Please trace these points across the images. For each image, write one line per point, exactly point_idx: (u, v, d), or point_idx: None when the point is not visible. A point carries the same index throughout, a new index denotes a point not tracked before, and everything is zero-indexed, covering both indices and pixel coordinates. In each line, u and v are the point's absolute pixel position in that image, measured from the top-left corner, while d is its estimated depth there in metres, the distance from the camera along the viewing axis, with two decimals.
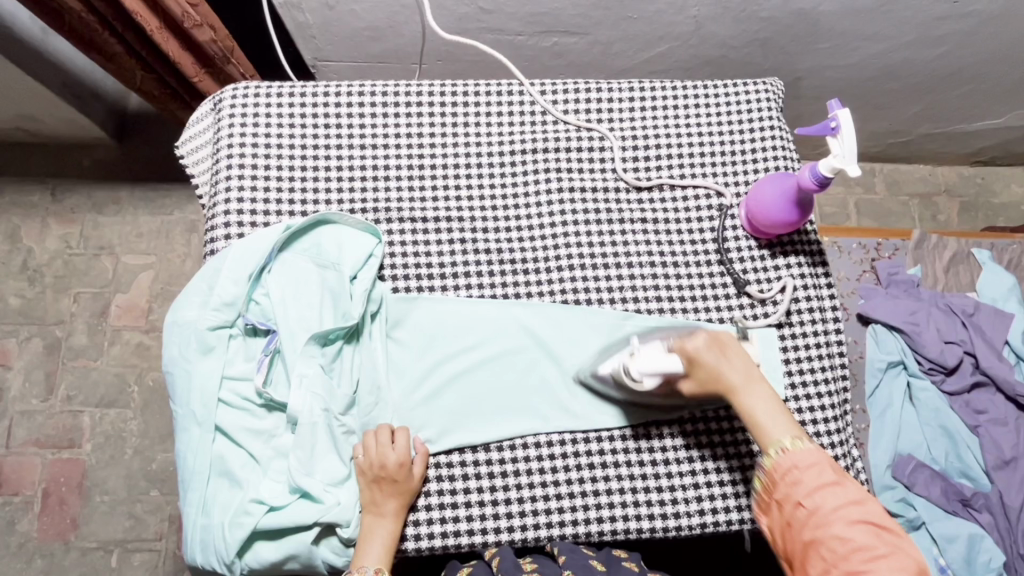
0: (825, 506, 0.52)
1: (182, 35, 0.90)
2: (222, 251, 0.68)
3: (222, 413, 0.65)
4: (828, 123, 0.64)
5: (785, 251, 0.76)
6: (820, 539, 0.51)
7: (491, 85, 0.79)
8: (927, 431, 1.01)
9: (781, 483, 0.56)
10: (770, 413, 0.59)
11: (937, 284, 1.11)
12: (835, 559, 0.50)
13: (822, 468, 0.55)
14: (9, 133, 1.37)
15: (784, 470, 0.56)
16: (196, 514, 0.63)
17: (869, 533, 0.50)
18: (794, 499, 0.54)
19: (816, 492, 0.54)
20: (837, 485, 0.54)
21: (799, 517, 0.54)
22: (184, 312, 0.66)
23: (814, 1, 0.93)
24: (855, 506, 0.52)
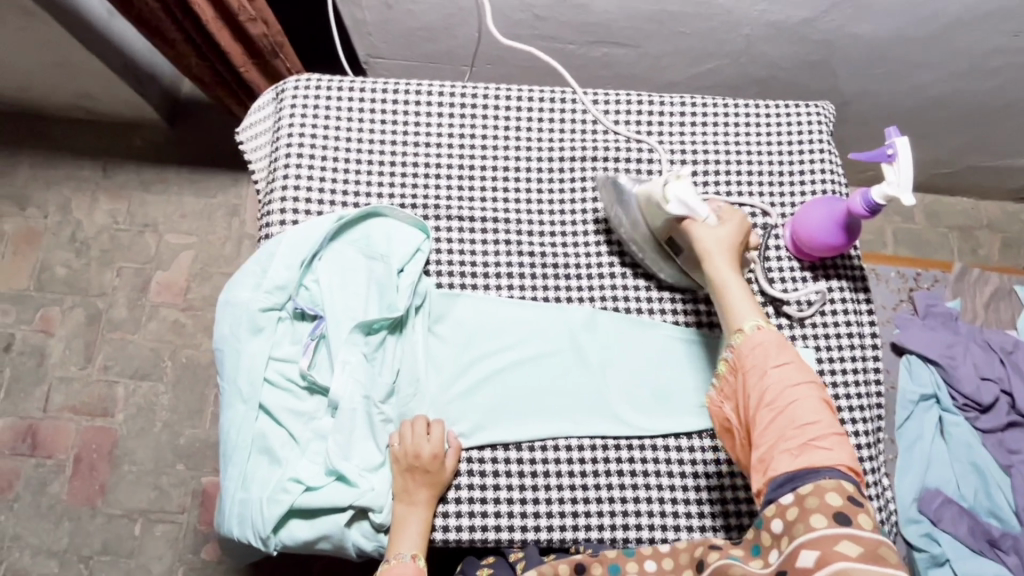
0: (786, 383, 0.57)
1: (237, 26, 0.94)
2: (276, 236, 0.71)
3: (267, 392, 0.67)
4: (885, 149, 0.64)
5: (827, 275, 0.76)
6: (781, 412, 0.56)
7: (545, 91, 0.80)
8: (957, 468, 0.99)
9: (748, 358, 0.59)
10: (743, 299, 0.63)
11: (975, 319, 1.10)
12: (793, 431, 0.55)
13: (783, 348, 0.59)
14: (68, 109, 1.42)
15: (751, 347, 0.60)
16: (236, 489, 0.65)
17: (823, 410, 0.56)
18: (757, 375, 0.58)
19: (780, 372, 0.58)
20: (795, 368, 0.58)
21: (760, 390, 0.58)
22: (238, 293, 0.69)
23: (869, 27, 0.93)
24: (812, 386, 0.57)
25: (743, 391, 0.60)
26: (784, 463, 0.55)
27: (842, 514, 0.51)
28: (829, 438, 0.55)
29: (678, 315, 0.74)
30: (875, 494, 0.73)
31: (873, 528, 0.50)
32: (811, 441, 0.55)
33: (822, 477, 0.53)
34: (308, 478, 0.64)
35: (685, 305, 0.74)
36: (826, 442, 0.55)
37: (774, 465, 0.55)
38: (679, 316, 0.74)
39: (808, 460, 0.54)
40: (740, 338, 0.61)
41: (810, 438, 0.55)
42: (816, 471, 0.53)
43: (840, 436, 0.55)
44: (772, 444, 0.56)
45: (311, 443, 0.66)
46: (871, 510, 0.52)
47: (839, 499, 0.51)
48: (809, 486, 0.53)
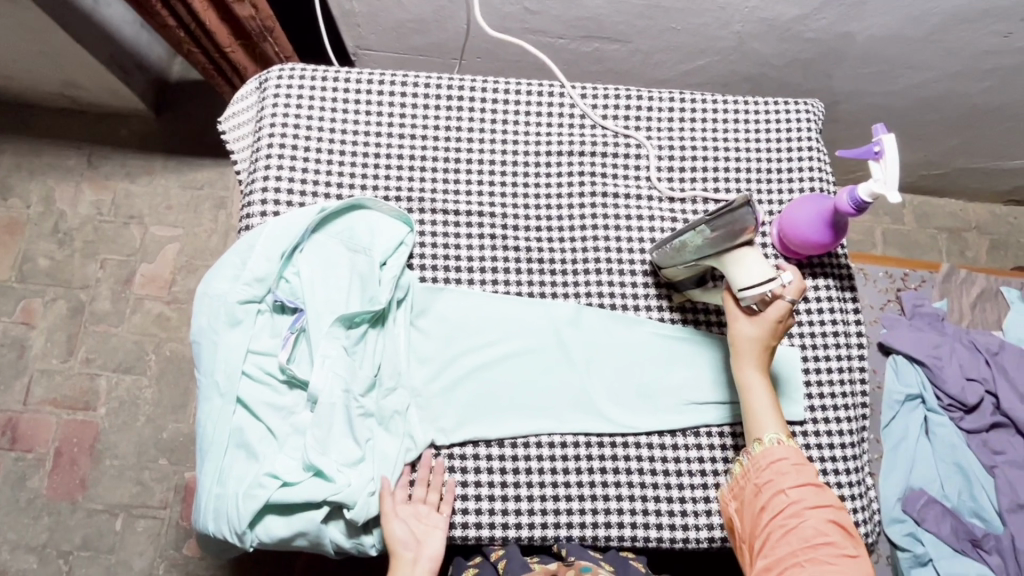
0: (799, 498, 0.56)
1: (224, 7, 0.92)
2: (256, 228, 0.70)
3: (244, 386, 0.66)
4: (871, 146, 0.63)
5: (814, 273, 0.76)
6: (791, 526, 0.55)
7: (532, 85, 0.79)
8: (941, 468, 0.99)
9: (761, 467, 0.60)
10: (766, 406, 0.62)
11: (962, 320, 1.10)
12: (802, 544, 0.54)
13: (802, 466, 0.59)
14: (51, 97, 1.40)
15: (766, 459, 0.60)
16: (211, 484, 0.64)
17: (837, 532, 0.54)
18: (769, 485, 0.58)
19: (795, 485, 0.57)
20: (811, 484, 0.57)
21: (771, 503, 0.57)
22: (216, 284, 0.67)
23: (860, 26, 0.93)
24: (829, 506, 0.56)
25: (757, 500, 0.59)
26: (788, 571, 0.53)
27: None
28: (839, 559, 0.52)
29: (664, 312, 0.74)
30: (859, 493, 0.72)
31: None
32: (821, 558, 0.52)
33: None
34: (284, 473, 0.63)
35: (670, 303, 0.74)
36: (836, 562, 0.52)
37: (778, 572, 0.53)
38: (664, 312, 0.74)
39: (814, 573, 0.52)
40: (757, 448, 0.61)
41: (819, 555, 0.53)
42: None
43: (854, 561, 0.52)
44: (779, 551, 0.54)
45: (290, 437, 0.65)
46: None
47: None
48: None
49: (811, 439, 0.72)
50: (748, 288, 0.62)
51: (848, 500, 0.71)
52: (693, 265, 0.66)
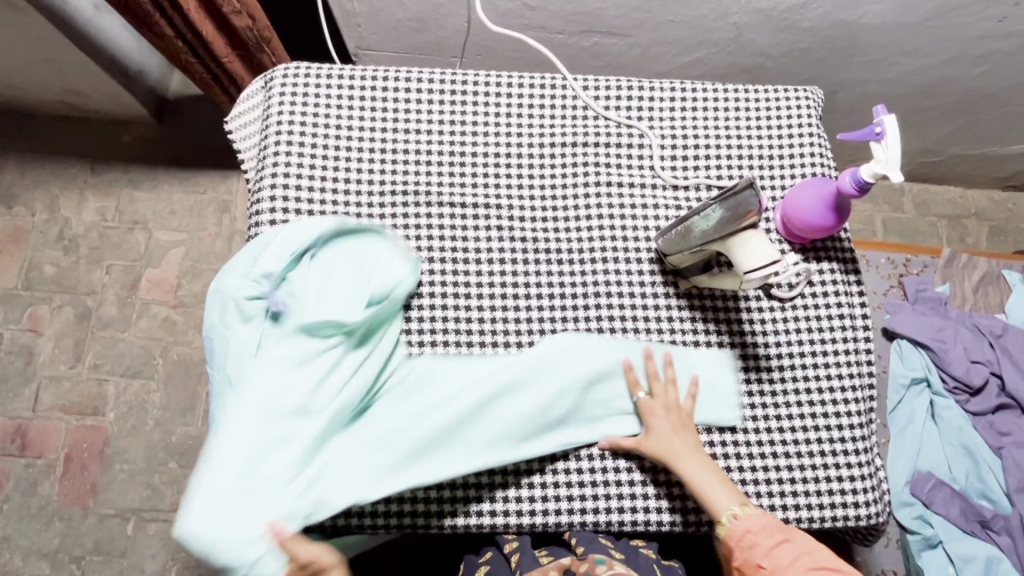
0: (784, 562, 0.61)
1: (220, 17, 0.93)
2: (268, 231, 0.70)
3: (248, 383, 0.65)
4: (872, 128, 0.64)
5: (818, 257, 0.76)
6: None
7: (534, 78, 0.80)
8: (948, 450, 1.00)
9: (740, 545, 0.63)
10: (714, 485, 0.66)
11: (965, 304, 1.11)
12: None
13: (771, 525, 0.64)
14: (53, 106, 1.41)
15: (741, 535, 0.63)
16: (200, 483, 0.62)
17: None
18: (756, 557, 0.62)
19: (772, 548, 0.62)
20: (786, 542, 0.62)
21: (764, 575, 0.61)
22: (229, 281, 0.68)
23: (856, 14, 0.94)
24: (810, 554, 0.62)
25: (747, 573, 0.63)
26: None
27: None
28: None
29: (670, 298, 0.75)
30: (869, 476, 0.72)
31: None
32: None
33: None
34: (276, 482, 0.61)
35: (676, 289, 0.75)
36: None
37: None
38: (671, 299, 0.75)
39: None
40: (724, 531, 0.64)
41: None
42: None
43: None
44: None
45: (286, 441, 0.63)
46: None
47: None
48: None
49: (820, 422, 0.73)
50: (754, 270, 0.62)
51: (859, 480, 0.72)
52: (699, 248, 0.66)
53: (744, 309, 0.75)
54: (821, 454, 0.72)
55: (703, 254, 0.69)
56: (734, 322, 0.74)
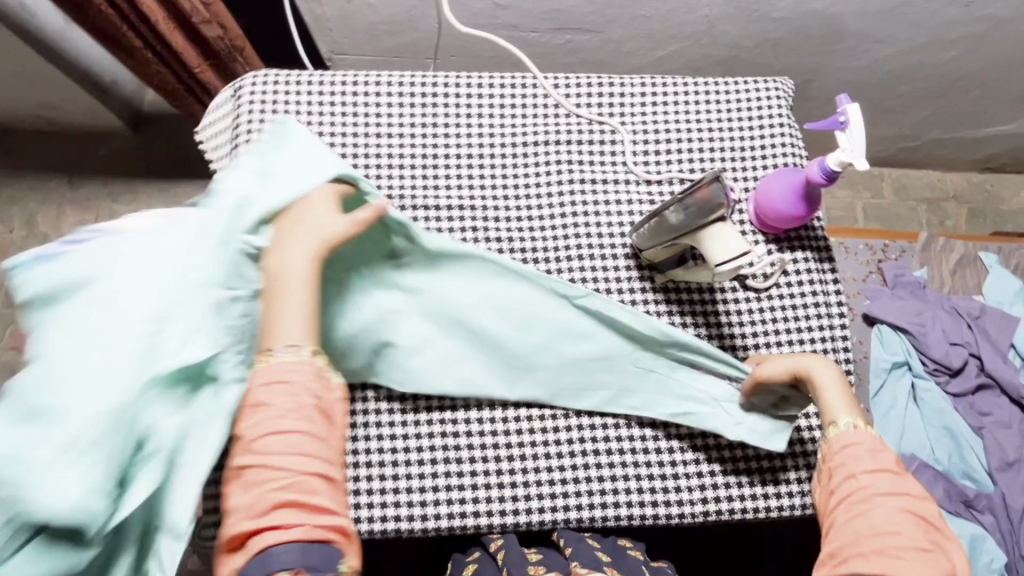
0: (875, 488, 0.54)
1: (191, 29, 0.94)
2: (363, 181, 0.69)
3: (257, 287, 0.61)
4: (837, 117, 0.64)
5: (791, 247, 0.77)
6: (856, 513, 0.53)
7: (506, 78, 0.80)
8: (930, 432, 1.01)
9: (835, 451, 0.58)
10: (838, 395, 0.60)
11: (943, 287, 1.12)
12: (866, 533, 0.52)
13: (880, 450, 0.56)
14: (27, 120, 1.39)
15: (843, 440, 0.57)
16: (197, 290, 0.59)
17: (908, 522, 0.51)
18: (847, 471, 0.56)
19: (867, 470, 0.55)
20: (892, 473, 0.54)
21: (848, 492, 0.55)
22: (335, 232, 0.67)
23: (825, 2, 0.95)
24: (906, 498, 0.53)
25: (827, 485, 0.57)
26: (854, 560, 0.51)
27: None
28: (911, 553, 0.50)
29: (646, 294, 0.75)
30: None
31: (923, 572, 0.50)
32: (891, 548, 0.50)
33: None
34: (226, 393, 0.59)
35: (653, 285, 0.75)
36: (905, 554, 0.50)
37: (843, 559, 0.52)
38: (648, 294, 0.75)
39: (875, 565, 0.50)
40: (831, 432, 0.59)
41: (886, 544, 0.50)
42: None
43: (930, 556, 0.50)
44: (845, 539, 0.53)
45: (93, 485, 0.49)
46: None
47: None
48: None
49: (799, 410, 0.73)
50: (724, 262, 0.63)
51: None
52: (670, 243, 0.67)
53: (721, 302, 0.75)
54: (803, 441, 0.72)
55: (676, 249, 0.69)
56: (710, 315, 0.75)
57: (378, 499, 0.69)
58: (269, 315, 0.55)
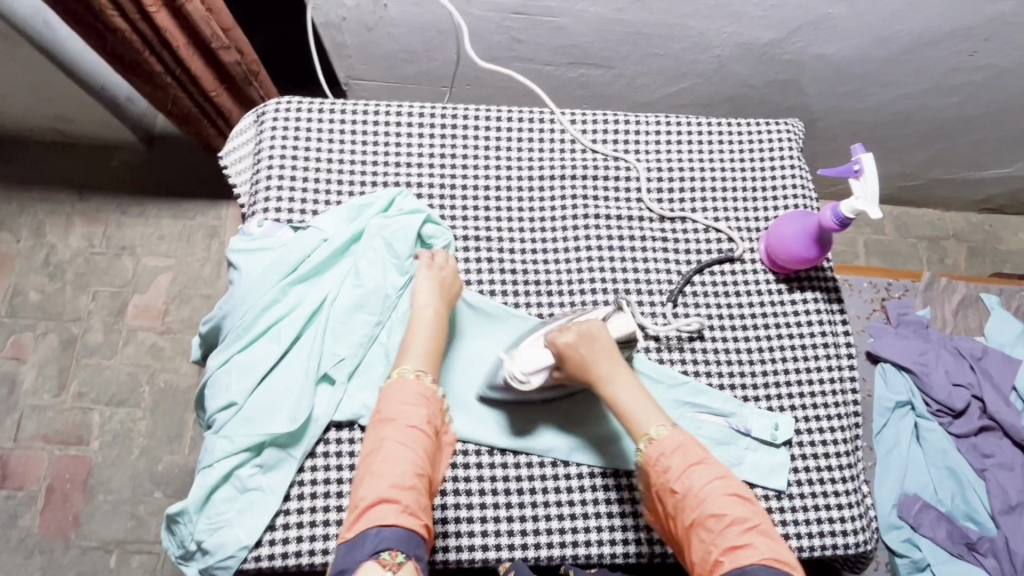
0: (698, 481, 0.59)
1: (208, 53, 0.93)
2: (391, 215, 0.73)
3: (295, 311, 0.69)
4: (851, 165, 0.66)
5: (802, 287, 0.78)
6: (699, 520, 0.57)
7: (524, 112, 0.82)
8: (932, 472, 1.01)
9: (655, 468, 0.61)
10: (636, 401, 0.64)
11: (945, 327, 1.14)
12: (714, 536, 0.56)
13: (688, 446, 0.61)
14: (41, 131, 1.41)
15: (662, 447, 0.61)
16: (237, 316, 0.69)
17: (735, 503, 0.58)
18: (677, 475, 0.60)
19: (685, 470, 0.60)
20: (701, 464, 0.60)
21: (683, 496, 0.59)
22: (370, 272, 0.71)
23: (832, 48, 0.98)
24: (725, 479, 0.59)
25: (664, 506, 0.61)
26: (722, 565, 0.55)
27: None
28: (745, 532, 0.56)
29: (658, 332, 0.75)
30: (856, 501, 0.73)
31: None
32: (731, 542, 0.55)
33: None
34: (261, 399, 0.67)
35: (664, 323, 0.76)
36: (745, 539, 0.55)
37: (713, 572, 0.55)
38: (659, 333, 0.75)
39: (733, 564, 0.54)
40: (647, 445, 0.62)
41: (728, 535, 0.56)
42: (744, 571, 0.53)
43: (758, 529, 0.56)
44: (702, 553, 0.56)
45: (219, 430, 0.67)
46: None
47: None
48: None
49: (807, 451, 0.73)
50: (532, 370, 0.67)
51: (847, 507, 0.72)
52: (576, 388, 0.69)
53: (732, 341, 0.76)
54: (810, 483, 0.73)
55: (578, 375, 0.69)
56: (722, 354, 0.75)
57: None
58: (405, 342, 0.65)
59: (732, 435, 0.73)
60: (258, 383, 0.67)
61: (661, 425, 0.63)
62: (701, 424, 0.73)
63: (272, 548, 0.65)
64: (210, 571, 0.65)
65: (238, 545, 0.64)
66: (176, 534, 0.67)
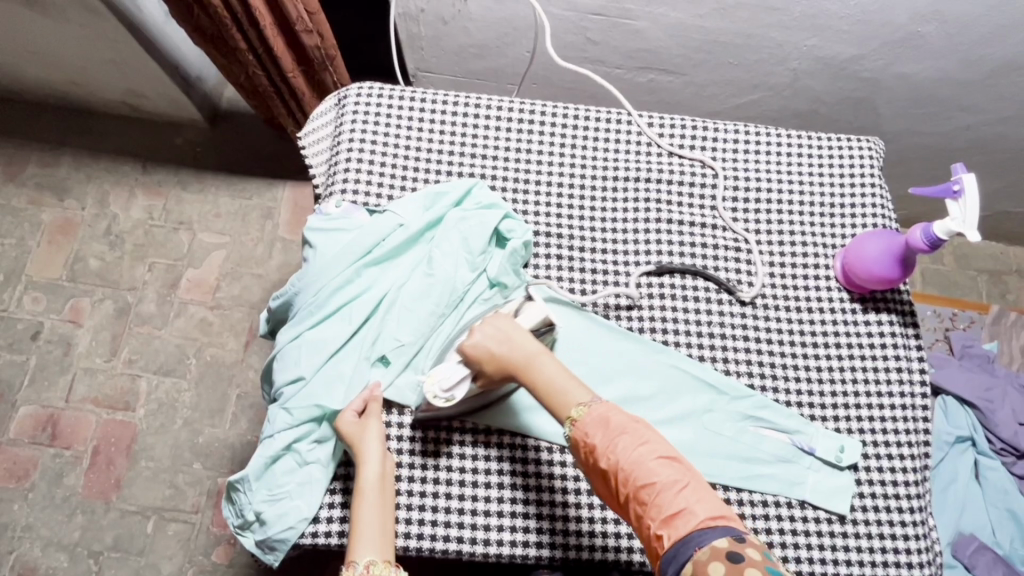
0: (623, 453, 0.56)
1: (292, 35, 0.96)
2: (466, 208, 0.74)
3: (364, 294, 0.70)
4: (951, 185, 0.65)
5: (877, 308, 0.76)
6: (632, 492, 0.54)
7: (601, 112, 0.82)
8: (992, 513, 0.98)
9: (588, 445, 0.57)
10: (560, 380, 0.61)
11: (1012, 363, 1.10)
12: (649, 506, 0.53)
13: (612, 416, 0.58)
14: (112, 105, 1.46)
15: (586, 427, 0.58)
16: (309, 293, 0.70)
17: (664, 468, 0.55)
18: (604, 452, 0.56)
19: (612, 443, 0.56)
20: (626, 431, 0.57)
21: (613, 474, 0.56)
22: (443, 261, 0.71)
23: (915, 67, 0.95)
24: (651, 443, 0.56)
25: (602, 481, 0.58)
26: (665, 539, 0.52)
27: (732, 556, 0.48)
28: (679, 494, 0.53)
29: (725, 343, 0.74)
30: (923, 534, 0.70)
31: (762, 555, 0.49)
32: (667, 512, 0.53)
33: (695, 550, 0.50)
34: (326, 376, 0.67)
35: (733, 334, 0.74)
36: (680, 503, 0.53)
37: (657, 546, 0.53)
38: (727, 344, 0.74)
39: (675, 535, 0.52)
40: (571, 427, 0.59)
41: (663, 504, 0.53)
42: (683, 542, 0.51)
43: (692, 487, 0.54)
44: (645, 527, 0.54)
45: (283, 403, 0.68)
46: (760, 558, 0.49)
47: (721, 567, 0.48)
48: (690, 567, 0.50)
49: (875, 477, 0.71)
50: (453, 390, 0.64)
51: (913, 538, 0.69)
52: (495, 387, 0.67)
53: (802, 358, 0.74)
54: (877, 510, 0.70)
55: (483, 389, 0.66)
56: (789, 372, 0.74)
57: (441, 516, 0.67)
58: (354, 524, 0.60)
59: (795, 454, 0.70)
60: (327, 360, 0.68)
61: (583, 403, 0.60)
62: (764, 443, 0.71)
63: (330, 523, 0.65)
64: (268, 542, 0.65)
65: (300, 517, 0.65)
66: (236, 503, 0.68)
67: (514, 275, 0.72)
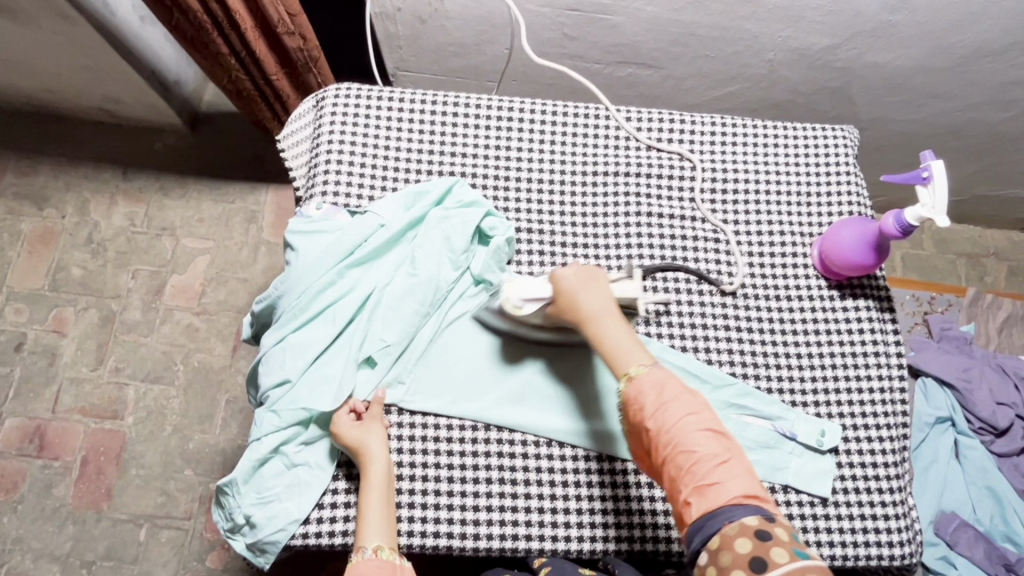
0: (671, 419, 0.56)
1: (273, 38, 0.95)
2: (446, 207, 0.75)
3: (348, 294, 0.70)
4: (919, 172, 0.66)
5: (854, 294, 0.77)
6: (672, 457, 0.55)
7: (579, 108, 0.82)
8: (972, 491, 1.00)
9: (635, 404, 0.58)
10: (623, 340, 0.61)
11: (989, 343, 1.13)
12: (687, 474, 0.54)
13: (667, 383, 0.58)
14: (90, 111, 1.44)
15: (641, 385, 0.58)
16: (293, 296, 0.70)
17: (708, 440, 0.55)
18: (652, 414, 0.56)
19: (661, 407, 0.56)
20: (677, 399, 0.57)
21: (657, 436, 0.56)
22: (425, 259, 0.72)
23: (887, 56, 0.97)
24: (700, 414, 0.56)
25: (643, 441, 0.58)
26: (693, 506, 0.53)
27: (761, 534, 0.50)
28: (717, 468, 0.54)
29: (706, 333, 0.75)
30: (903, 512, 0.71)
31: (789, 536, 0.50)
32: (702, 482, 0.53)
33: (723, 524, 0.51)
34: (312, 379, 0.67)
35: (713, 324, 0.75)
36: (716, 477, 0.53)
37: (685, 511, 0.54)
38: (708, 334, 0.75)
39: (705, 505, 0.53)
40: (626, 383, 0.59)
41: (700, 473, 0.54)
42: (713, 514, 0.52)
43: (730, 464, 0.54)
44: (677, 492, 0.55)
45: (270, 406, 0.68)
46: (788, 540, 0.50)
47: (749, 545, 0.49)
48: (717, 540, 0.51)
49: (855, 459, 0.72)
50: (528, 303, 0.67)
51: (893, 517, 0.71)
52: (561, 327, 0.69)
53: (782, 346, 0.75)
54: (858, 492, 0.72)
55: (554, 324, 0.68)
56: (769, 360, 0.75)
57: (431, 514, 0.67)
58: (360, 513, 0.63)
59: (777, 440, 0.72)
60: (313, 362, 0.68)
61: (643, 364, 0.59)
62: (746, 430, 0.72)
63: (319, 524, 0.66)
64: (258, 545, 0.66)
65: (289, 519, 0.65)
66: (225, 507, 0.68)
67: (498, 271, 0.73)
